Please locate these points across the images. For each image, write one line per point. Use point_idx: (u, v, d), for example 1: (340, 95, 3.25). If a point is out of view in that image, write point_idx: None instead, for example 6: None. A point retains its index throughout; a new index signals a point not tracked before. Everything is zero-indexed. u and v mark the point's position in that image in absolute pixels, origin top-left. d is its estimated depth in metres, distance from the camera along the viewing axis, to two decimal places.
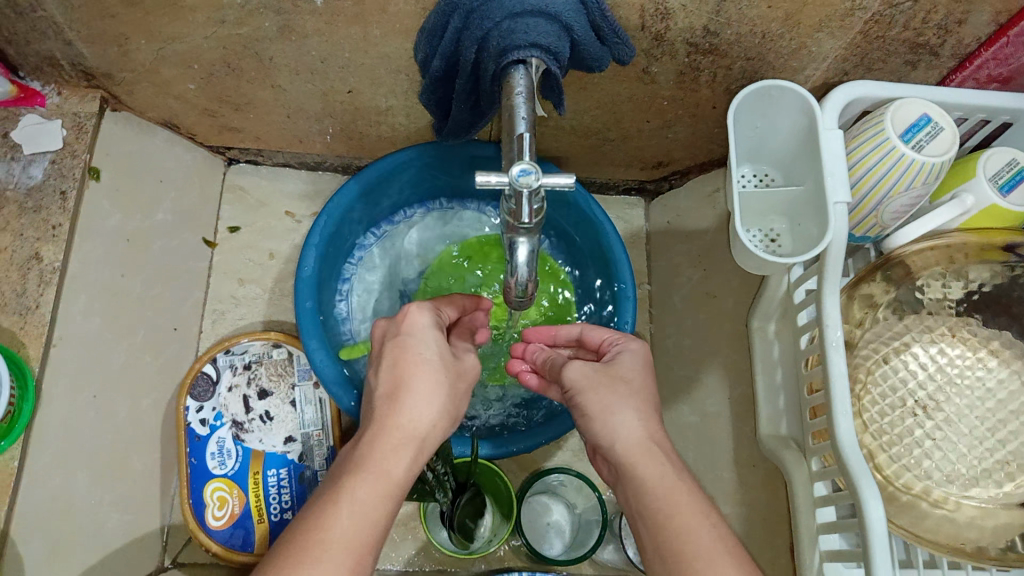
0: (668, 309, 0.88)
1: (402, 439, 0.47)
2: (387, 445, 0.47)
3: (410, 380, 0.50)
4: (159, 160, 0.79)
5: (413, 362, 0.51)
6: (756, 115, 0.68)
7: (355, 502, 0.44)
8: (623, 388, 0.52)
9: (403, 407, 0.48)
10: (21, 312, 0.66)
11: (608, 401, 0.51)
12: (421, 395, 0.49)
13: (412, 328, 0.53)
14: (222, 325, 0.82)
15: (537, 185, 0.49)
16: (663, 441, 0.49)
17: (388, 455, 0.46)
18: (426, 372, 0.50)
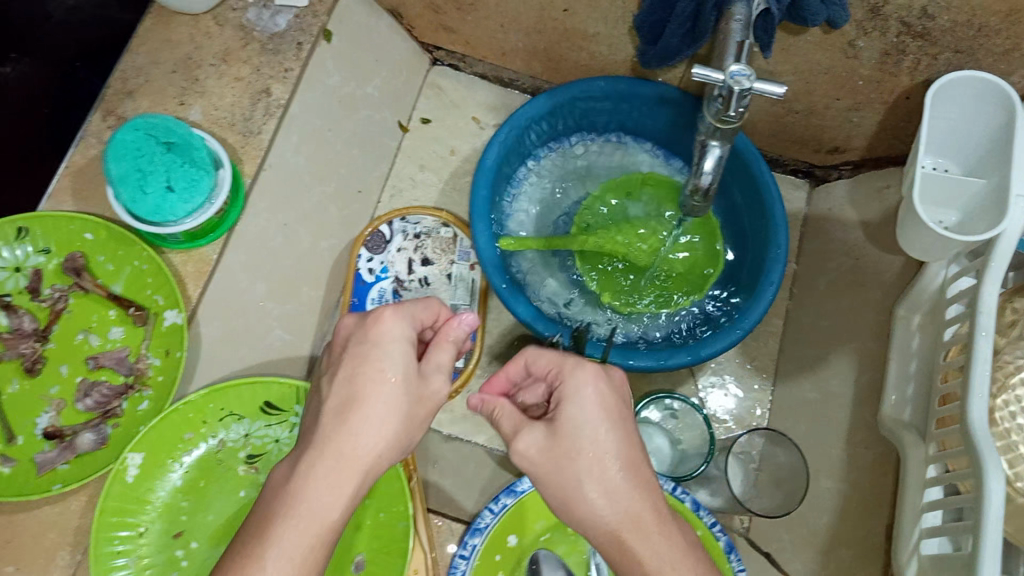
0: (810, 290, 0.89)
1: (342, 473, 0.47)
2: (325, 483, 0.47)
3: (365, 405, 0.48)
4: (380, 42, 0.88)
5: (375, 387, 0.49)
6: (952, 102, 0.70)
7: (285, 555, 0.45)
8: (592, 456, 0.48)
9: (347, 433, 0.48)
10: (245, 134, 0.76)
11: (570, 479, 0.48)
12: (373, 421, 0.48)
13: (372, 351, 0.50)
14: (399, 201, 0.89)
15: (748, 87, 0.52)
16: (645, 512, 0.47)
17: (324, 492, 0.46)
18: (388, 394, 0.49)
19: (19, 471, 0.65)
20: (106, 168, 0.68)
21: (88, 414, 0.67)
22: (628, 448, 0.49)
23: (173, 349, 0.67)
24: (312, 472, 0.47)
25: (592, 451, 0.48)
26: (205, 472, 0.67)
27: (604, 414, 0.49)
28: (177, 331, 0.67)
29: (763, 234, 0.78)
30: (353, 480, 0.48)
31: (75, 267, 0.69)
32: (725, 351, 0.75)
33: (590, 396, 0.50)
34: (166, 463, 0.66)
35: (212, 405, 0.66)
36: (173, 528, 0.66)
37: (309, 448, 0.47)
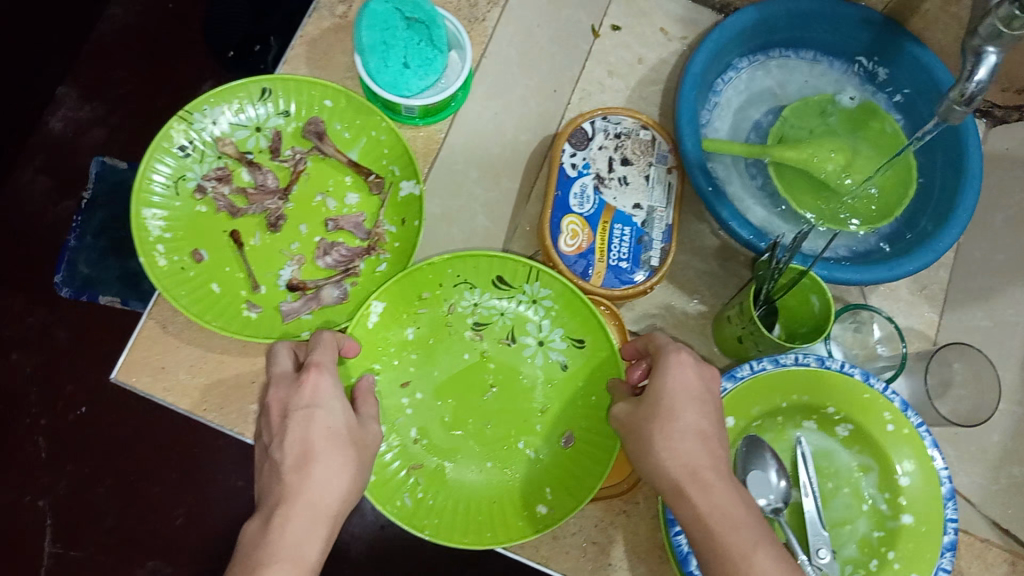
0: (983, 224, 0.90)
1: (315, 522, 0.54)
2: (302, 533, 0.53)
3: (324, 472, 0.55)
4: None
5: (314, 435, 0.57)
6: None
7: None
8: (667, 415, 0.56)
9: (314, 474, 0.55)
10: (470, 20, 0.79)
11: (642, 441, 0.56)
12: (330, 469, 0.56)
13: (326, 407, 0.59)
14: (589, 105, 0.89)
15: None
16: (703, 465, 0.53)
17: (311, 543, 0.53)
18: (338, 463, 0.56)
19: (266, 316, 0.69)
20: (359, 35, 0.70)
21: (328, 271, 0.71)
22: (702, 420, 0.56)
23: (410, 218, 0.70)
24: (285, 525, 0.53)
25: (676, 411, 0.56)
26: (432, 331, 0.72)
27: (685, 396, 0.56)
28: (415, 200, 0.70)
29: (954, 166, 0.79)
30: (328, 524, 0.54)
31: (317, 132, 0.71)
32: (919, 271, 0.76)
33: (684, 366, 0.58)
34: (404, 316, 0.71)
35: (451, 272, 0.71)
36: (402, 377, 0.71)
37: (269, 521, 0.53)
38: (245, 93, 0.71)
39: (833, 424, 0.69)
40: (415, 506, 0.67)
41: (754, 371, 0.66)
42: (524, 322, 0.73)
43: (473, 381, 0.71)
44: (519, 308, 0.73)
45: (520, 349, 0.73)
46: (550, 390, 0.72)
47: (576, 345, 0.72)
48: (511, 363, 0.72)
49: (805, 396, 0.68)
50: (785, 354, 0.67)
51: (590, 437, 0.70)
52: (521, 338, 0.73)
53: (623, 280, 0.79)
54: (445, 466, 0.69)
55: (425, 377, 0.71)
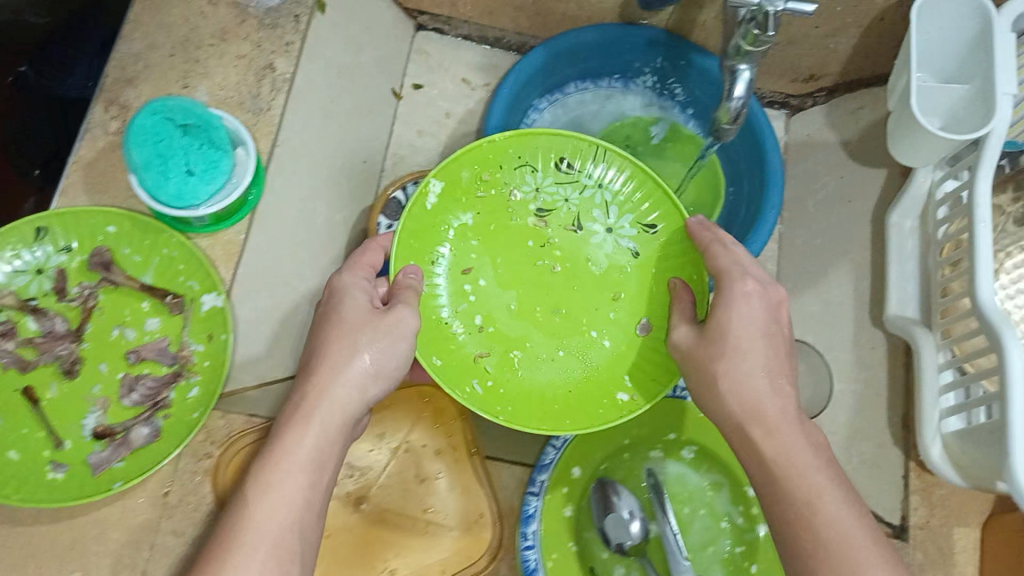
0: (798, 212, 0.95)
1: (322, 421, 0.63)
2: (307, 432, 0.62)
3: (346, 375, 0.65)
4: (369, 10, 0.87)
5: (337, 355, 0.65)
6: (928, 23, 0.73)
7: (272, 483, 0.59)
8: (747, 351, 0.62)
9: (339, 375, 0.64)
10: (255, 112, 0.76)
11: (727, 369, 0.62)
12: (319, 415, 0.63)
13: (346, 306, 0.68)
14: (402, 168, 0.91)
15: (781, 6, 0.54)
16: (786, 406, 0.60)
17: (312, 439, 0.62)
18: (359, 358, 0.65)
19: (74, 475, 0.64)
20: (129, 155, 0.67)
21: (136, 409, 0.67)
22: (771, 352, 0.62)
23: (217, 332, 0.68)
24: (266, 462, 0.60)
25: (749, 349, 0.62)
26: (496, 206, 0.77)
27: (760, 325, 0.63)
28: (219, 314, 0.68)
29: (759, 164, 0.81)
30: (338, 414, 0.64)
31: (103, 262, 0.68)
32: None
33: (757, 306, 0.63)
34: (461, 204, 0.76)
35: (510, 151, 0.75)
36: (465, 263, 0.76)
37: (287, 413, 0.64)
38: (18, 236, 0.67)
39: (677, 448, 0.71)
40: (483, 397, 0.72)
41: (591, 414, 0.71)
42: (591, 209, 0.77)
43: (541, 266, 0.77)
44: (585, 193, 0.77)
45: (589, 236, 0.77)
46: (626, 274, 0.76)
47: (647, 230, 0.76)
48: (579, 249, 0.77)
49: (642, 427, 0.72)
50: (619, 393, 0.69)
51: (664, 321, 0.74)
52: (588, 225, 0.77)
53: None
54: (514, 355, 0.75)
55: (488, 265, 0.76)
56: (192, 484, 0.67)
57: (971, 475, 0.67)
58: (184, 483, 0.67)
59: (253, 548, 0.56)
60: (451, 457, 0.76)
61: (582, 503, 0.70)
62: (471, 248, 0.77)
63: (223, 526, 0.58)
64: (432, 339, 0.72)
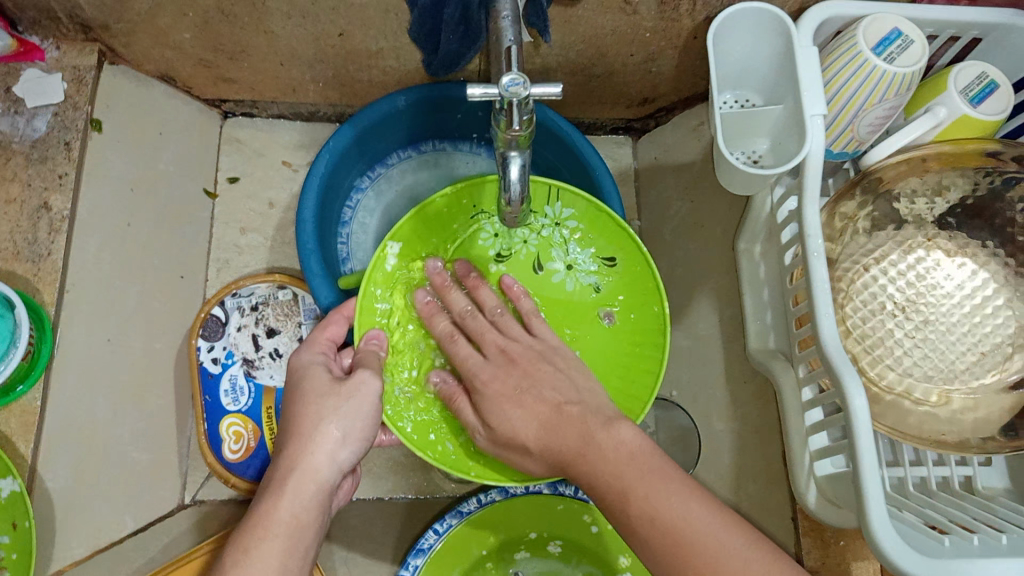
0: (658, 241, 0.91)
1: (300, 482, 0.57)
2: (289, 491, 0.56)
3: (317, 439, 0.58)
4: (160, 111, 0.82)
5: (311, 413, 0.59)
6: (726, 42, 0.70)
7: (253, 547, 0.52)
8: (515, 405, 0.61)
9: (306, 434, 0.58)
10: (35, 258, 0.69)
11: (501, 415, 0.61)
12: (298, 489, 0.56)
13: (306, 384, 0.62)
14: (228, 273, 0.86)
15: (526, 95, 0.50)
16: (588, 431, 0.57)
17: (292, 502, 0.55)
18: (326, 432, 0.58)
19: None
20: None
21: None
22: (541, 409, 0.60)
23: (19, 520, 0.62)
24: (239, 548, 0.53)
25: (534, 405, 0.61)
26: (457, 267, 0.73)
27: (511, 391, 0.62)
28: (19, 499, 0.62)
29: (590, 185, 0.80)
30: (310, 476, 0.57)
31: None
32: None
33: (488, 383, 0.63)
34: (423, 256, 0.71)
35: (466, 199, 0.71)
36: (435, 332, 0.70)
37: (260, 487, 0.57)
38: None
39: (543, 544, 0.68)
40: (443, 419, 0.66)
41: (441, 534, 0.65)
42: (550, 247, 0.72)
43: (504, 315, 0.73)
44: (543, 232, 0.72)
45: (551, 276, 0.72)
46: (590, 309, 0.71)
47: (608, 264, 0.71)
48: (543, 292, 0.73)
49: (502, 533, 0.68)
50: (467, 502, 0.66)
51: (636, 347, 0.68)
52: (549, 264, 0.72)
53: None
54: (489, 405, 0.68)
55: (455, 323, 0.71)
56: None
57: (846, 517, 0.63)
58: None
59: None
60: None
61: None
62: None
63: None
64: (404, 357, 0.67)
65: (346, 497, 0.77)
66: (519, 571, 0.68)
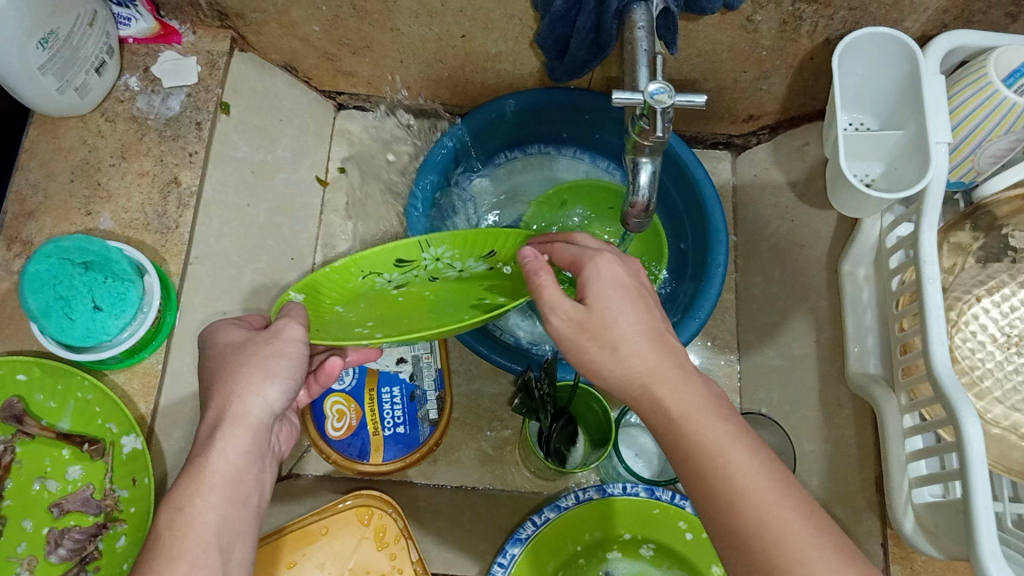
0: (754, 258, 0.92)
1: (231, 426, 0.52)
2: (222, 436, 0.52)
3: (242, 384, 0.53)
4: (279, 99, 0.85)
5: (234, 358, 0.54)
6: (850, 65, 0.71)
7: (188, 499, 0.49)
8: (626, 316, 0.52)
9: (229, 380, 0.53)
10: (162, 231, 0.72)
11: (623, 312, 0.51)
12: (230, 442, 0.52)
13: (222, 340, 0.57)
14: (334, 258, 0.89)
15: (670, 104, 0.52)
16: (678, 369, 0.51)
17: (224, 451, 0.51)
18: (246, 378, 0.53)
19: None
20: (24, 303, 0.64)
21: (64, 565, 0.64)
22: (648, 316, 0.52)
23: (139, 476, 0.65)
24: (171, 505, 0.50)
25: (633, 318, 0.52)
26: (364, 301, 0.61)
27: (625, 289, 0.53)
28: (140, 456, 0.65)
29: (694, 198, 0.81)
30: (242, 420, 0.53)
31: (14, 416, 0.65)
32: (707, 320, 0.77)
33: (610, 276, 0.53)
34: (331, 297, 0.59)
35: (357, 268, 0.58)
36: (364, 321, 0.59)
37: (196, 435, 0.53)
38: None
39: (635, 546, 0.69)
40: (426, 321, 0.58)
41: (539, 526, 0.67)
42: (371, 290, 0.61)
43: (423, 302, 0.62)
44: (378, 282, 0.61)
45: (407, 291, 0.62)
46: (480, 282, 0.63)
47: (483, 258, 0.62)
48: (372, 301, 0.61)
49: (597, 532, 0.69)
50: (566, 496, 0.68)
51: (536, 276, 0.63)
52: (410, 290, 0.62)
53: (404, 446, 0.77)
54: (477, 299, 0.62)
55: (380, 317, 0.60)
56: None
57: (945, 546, 0.63)
58: None
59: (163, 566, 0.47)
60: None
61: None
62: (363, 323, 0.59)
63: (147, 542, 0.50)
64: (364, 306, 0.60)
65: (436, 484, 0.80)
66: (610, 570, 0.69)
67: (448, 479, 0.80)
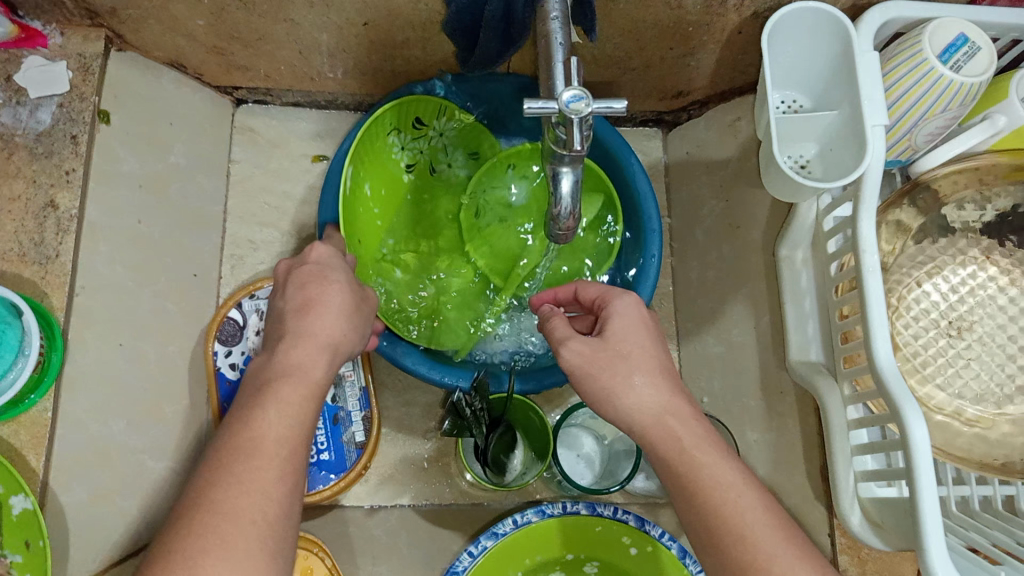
0: (690, 242, 0.88)
1: (318, 357, 0.55)
2: (309, 365, 0.54)
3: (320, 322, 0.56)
4: (169, 100, 0.77)
5: (326, 292, 0.57)
6: (779, 43, 0.66)
7: (271, 426, 0.50)
8: (638, 347, 0.55)
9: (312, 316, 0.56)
10: (42, 262, 0.65)
11: (642, 342, 0.56)
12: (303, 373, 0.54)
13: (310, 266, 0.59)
14: (244, 270, 0.83)
15: (588, 111, 0.47)
16: (682, 403, 0.53)
17: (300, 384, 0.53)
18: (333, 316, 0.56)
19: None
20: None
21: None
22: (661, 354, 0.56)
23: (34, 539, 0.58)
24: (234, 440, 0.49)
25: (636, 349, 0.55)
26: (382, 173, 0.77)
27: (645, 321, 0.57)
28: (33, 518, 0.58)
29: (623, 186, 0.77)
30: (326, 358, 0.55)
31: None
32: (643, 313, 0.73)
33: (634, 311, 0.58)
34: (370, 169, 0.74)
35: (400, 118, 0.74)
36: (377, 203, 0.77)
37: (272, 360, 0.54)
38: None
39: (580, 565, 0.68)
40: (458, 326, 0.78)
41: (475, 557, 0.66)
42: (438, 154, 0.80)
43: (420, 187, 0.81)
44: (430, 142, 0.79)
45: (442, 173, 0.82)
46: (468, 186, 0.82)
47: (472, 157, 0.81)
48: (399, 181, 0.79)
49: (539, 556, 0.68)
50: (503, 522, 0.67)
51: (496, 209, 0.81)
52: (439, 165, 0.81)
53: (329, 474, 0.72)
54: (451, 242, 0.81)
55: (393, 203, 0.79)
56: None
57: (893, 542, 0.61)
58: None
59: (235, 496, 0.47)
60: None
61: None
62: (382, 199, 0.77)
63: (201, 472, 0.49)
64: (378, 226, 0.77)
65: (368, 507, 0.75)
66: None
67: (379, 500, 0.76)
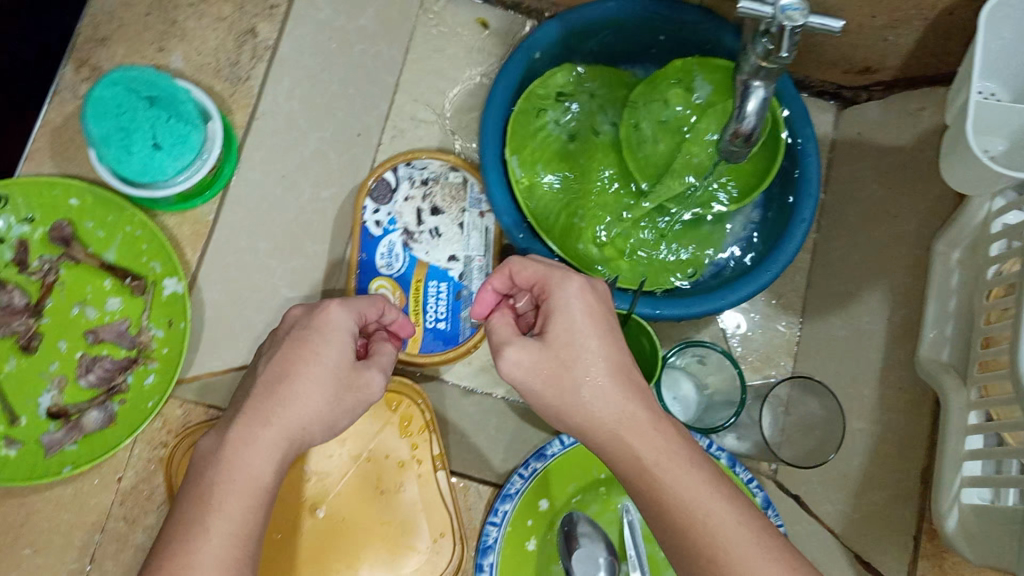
0: (839, 223, 0.86)
1: (273, 441, 0.54)
2: (263, 449, 0.53)
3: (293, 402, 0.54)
4: None
5: (307, 371, 0.55)
6: (997, 26, 0.63)
7: (224, 509, 0.51)
8: (585, 357, 0.54)
9: (284, 399, 0.54)
10: (233, 80, 0.76)
11: (582, 360, 0.54)
12: (263, 453, 0.53)
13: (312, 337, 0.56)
14: (401, 143, 0.78)
15: (802, 21, 0.46)
16: (638, 408, 0.53)
17: (260, 455, 0.53)
18: (312, 390, 0.55)
19: (24, 456, 0.64)
20: (88, 128, 0.63)
21: (91, 392, 0.66)
22: (614, 354, 0.54)
23: (177, 318, 0.66)
24: (198, 504, 0.51)
25: (581, 362, 0.54)
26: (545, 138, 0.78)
27: (589, 321, 0.55)
28: (180, 299, 0.66)
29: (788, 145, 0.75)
30: (283, 451, 0.54)
31: (63, 237, 0.67)
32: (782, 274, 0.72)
33: (576, 305, 0.55)
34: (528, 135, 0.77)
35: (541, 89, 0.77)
36: (549, 173, 0.78)
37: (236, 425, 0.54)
38: None
39: None
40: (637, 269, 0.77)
41: (565, 446, 0.69)
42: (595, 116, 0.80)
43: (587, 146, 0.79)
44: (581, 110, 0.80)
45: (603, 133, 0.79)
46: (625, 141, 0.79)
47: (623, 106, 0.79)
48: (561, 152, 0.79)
49: None
50: None
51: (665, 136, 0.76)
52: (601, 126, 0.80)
53: (441, 343, 0.74)
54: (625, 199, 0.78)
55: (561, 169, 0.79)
56: (147, 473, 0.68)
57: (985, 554, 0.59)
58: (140, 471, 0.68)
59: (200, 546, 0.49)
60: (416, 471, 0.73)
61: (549, 535, 0.69)
62: (545, 166, 0.78)
63: (177, 515, 0.52)
64: (547, 190, 0.77)
65: (464, 387, 0.78)
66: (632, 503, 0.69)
67: (477, 384, 0.78)
